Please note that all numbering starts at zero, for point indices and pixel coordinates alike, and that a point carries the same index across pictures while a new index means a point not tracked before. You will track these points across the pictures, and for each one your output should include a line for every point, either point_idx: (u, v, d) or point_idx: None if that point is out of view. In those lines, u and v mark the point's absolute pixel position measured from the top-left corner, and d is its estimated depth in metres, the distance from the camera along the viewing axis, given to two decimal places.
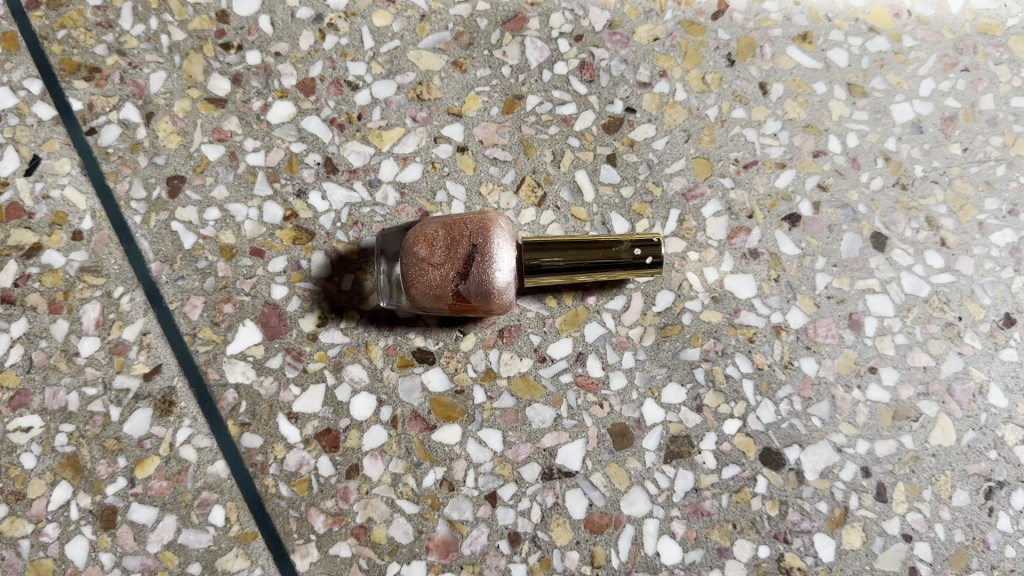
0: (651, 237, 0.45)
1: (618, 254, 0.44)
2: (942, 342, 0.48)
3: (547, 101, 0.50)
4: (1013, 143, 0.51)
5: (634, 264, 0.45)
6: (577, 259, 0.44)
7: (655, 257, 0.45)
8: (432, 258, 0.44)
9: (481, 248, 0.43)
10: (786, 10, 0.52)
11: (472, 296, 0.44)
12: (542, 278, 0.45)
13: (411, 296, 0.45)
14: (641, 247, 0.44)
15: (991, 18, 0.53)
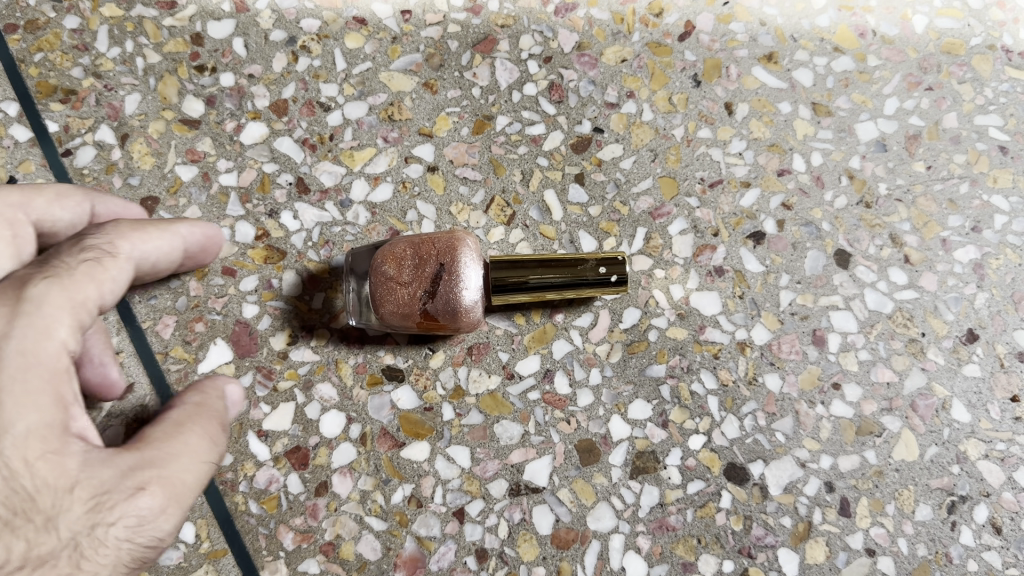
0: (617, 256, 0.46)
1: (584, 272, 0.45)
2: (905, 357, 0.48)
3: (516, 121, 0.51)
4: (976, 161, 0.52)
5: (599, 282, 0.45)
6: (543, 277, 0.44)
7: (620, 275, 0.45)
8: (400, 277, 0.44)
9: (448, 267, 0.44)
10: (752, 31, 0.53)
11: (439, 315, 0.44)
12: (512, 296, 0.45)
13: (380, 315, 0.45)
14: (605, 266, 0.45)
15: (954, 37, 0.54)
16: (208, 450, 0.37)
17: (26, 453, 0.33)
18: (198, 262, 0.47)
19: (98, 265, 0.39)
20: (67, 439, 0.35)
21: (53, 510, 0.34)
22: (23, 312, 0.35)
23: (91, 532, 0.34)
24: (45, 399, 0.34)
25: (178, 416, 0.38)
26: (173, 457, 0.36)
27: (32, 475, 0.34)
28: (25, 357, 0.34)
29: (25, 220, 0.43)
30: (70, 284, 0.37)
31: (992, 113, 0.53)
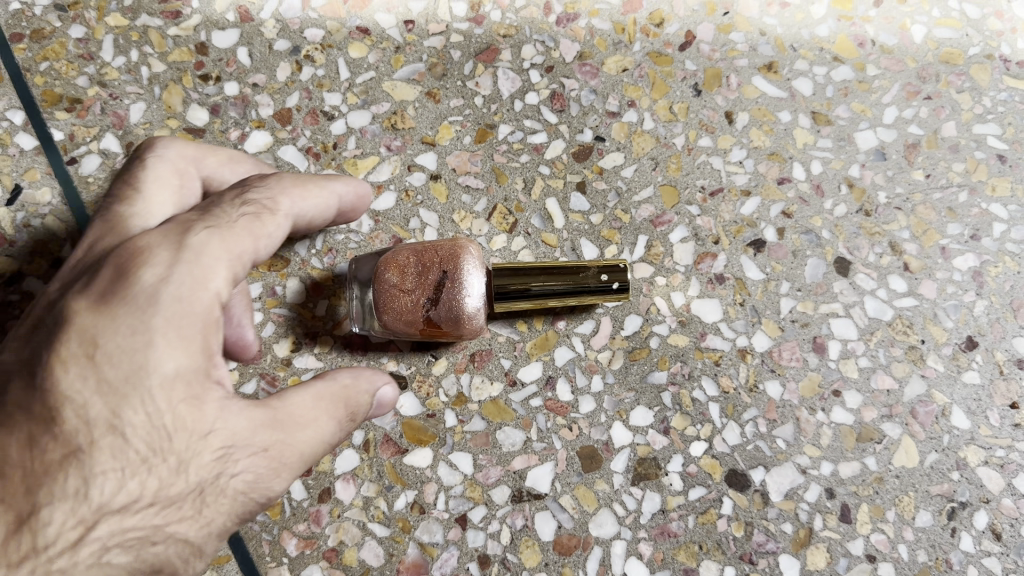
0: (619, 262, 0.45)
1: (586, 280, 0.45)
2: (905, 364, 0.49)
3: (518, 130, 0.52)
4: (975, 169, 0.52)
5: (601, 289, 0.45)
6: (546, 285, 0.45)
7: (621, 283, 0.45)
8: (404, 284, 0.44)
9: (451, 275, 0.44)
10: (752, 40, 0.53)
11: (442, 322, 0.45)
12: (514, 304, 0.46)
13: (382, 323, 0.45)
14: (606, 273, 0.45)
15: (953, 47, 0.54)
16: (332, 431, 0.39)
17: (178, 393, 0.35)
18: (348, 218, 0.48)
19: (257, 225, 0.40)
20: (213, 389, 0.36)
21: (189, 454, 0.35)
22: (184, 258, 0.36)
23: (215, 481, 0.35)
24: (200, 344, 0.36)
25: (318, 388, 0.39)
26: (300, 424, 0.38)
27: (179, 417, 0.35)
28: (186, 302, 0.35)
29: (194, 173, 0.47)
30: (230, 235, 0.38)
31: (990, 121, 0.53)
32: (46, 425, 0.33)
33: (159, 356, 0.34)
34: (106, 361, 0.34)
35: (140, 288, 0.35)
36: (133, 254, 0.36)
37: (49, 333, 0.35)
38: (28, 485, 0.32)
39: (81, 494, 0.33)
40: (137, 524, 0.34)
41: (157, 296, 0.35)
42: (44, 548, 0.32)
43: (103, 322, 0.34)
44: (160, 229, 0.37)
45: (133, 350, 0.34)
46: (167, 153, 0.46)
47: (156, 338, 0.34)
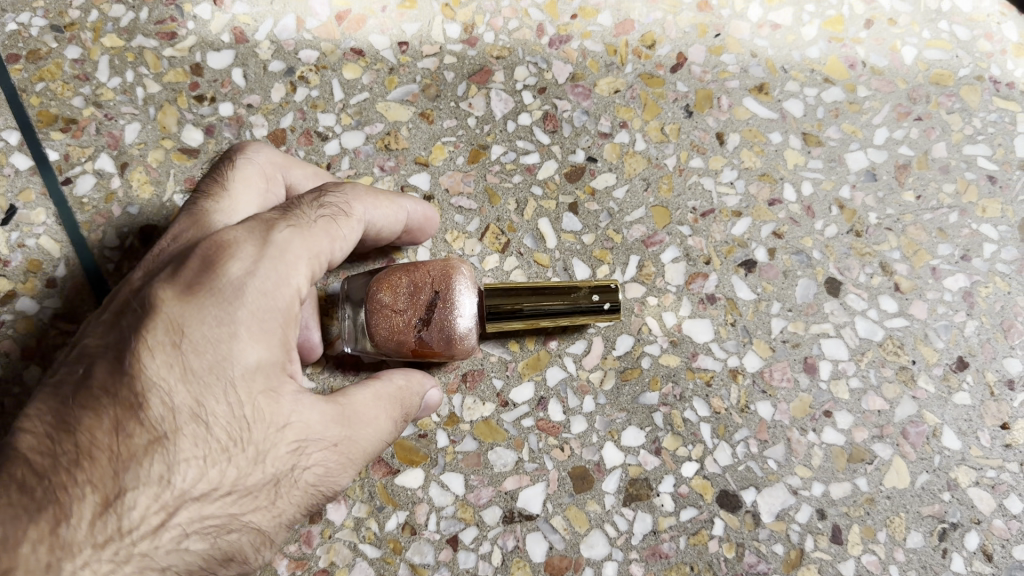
0: (611, 283, 0.45)
1: (579, 299, 0.45)
2: (896, 385, 0.49)
3: (511, 150, 0.52)
4: (966, 190, 0.52)
5: (592, 309, 0.45)
6: (537, 306, 0.45)
7: (612, 302, 0.45)
8: (395, 304, 0.44)
9: (443, 295, 0.44)
10: (743, 62, 0.54)
11: (433, 343, 0.45)
12: (505, 324, 0.46)
13: (374, 343, 0.45)
14: (597, 294, 0.45)
15: (943, 68, 0.55)
16: (388, 430, 0.41)
17: (258, 384, 0.37)
18: (419, 235, 0.49)
19: (332, 224, 0.42)
20: (286, 381, 0.38)
21: (265, 444, 0.36)
22: (268, 255, 0.38)
23: (290, 473, 0.37)
24: (278, 338, 0.38)
25: (376, 388, 0.41)
26: (361, 420, 0.40)
27: (258, 408, 0.36)
28: (270, 297, 0.37)
29: (278, 179, 0.48)
30: (311, 235, 0.40)
31: (980, 142, 0.54)
32: (134, 410, 0.34)
33: (243, 348, 0.36)
34: (193, 350, 0.36)
35: (227, 281, 0.37)
36: (219, 247, 0.38)
37: (134, 319, 0.36)
38: (116, 468, 0.33)
39: (167, 479, 0.34)
40: (216, 512, 0.35)
41: (242, 290, 0.37)
42: (128, 532, 0.33)
43: (192, 313, 0.36)
44: (244, 224, 0.39)
45: (218, 341, 0.36)
46: (257, 157, 0.48)
47: (240, 330, 0.36)
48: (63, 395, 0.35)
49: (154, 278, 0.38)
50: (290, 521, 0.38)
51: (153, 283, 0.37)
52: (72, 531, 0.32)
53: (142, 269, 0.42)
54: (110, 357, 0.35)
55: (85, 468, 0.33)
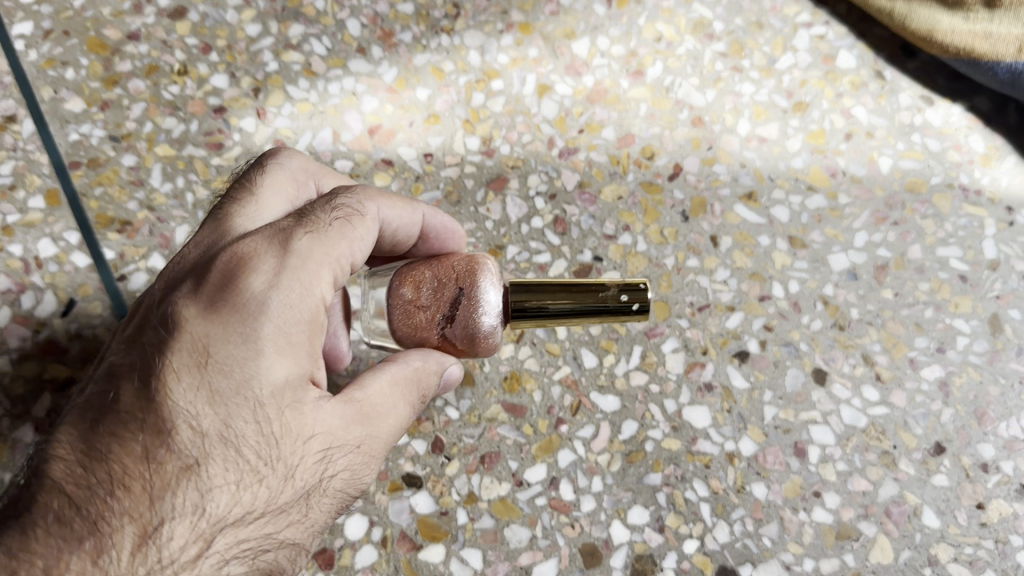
0: (640, 283, 0.49)
1: (607, 300, 0.48)
2: (879, 468, 0.53)
3: (524, 250, 0.57)
4: (939, 288, 0.57)
5: (621, 309, 0.48)
6: (565, 303, 0.49)
7: (640, 304, 0.48)
8: (419, 300, 0.48)
9: (466, 292, 0.48)
10: (733, 172, 0.60)
11: (458, 341, 0.48)
12: (531, 320, 0.49)
13: (397, 335, 0.49)
14: (627, 293, 0.48)
15: (916, 177, 0.60)
16: (404, 420, 0.43)
17: (280, 400, 0.38)
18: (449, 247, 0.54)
19: (351, 227, 0.44)
20: (310, 391, 0.39)
21: (294, 458, 0.38)
22: (290, 266, 0.39)
23: (317, 484, 0.39)
24: (302, 351, 0.39)
25: (392, 373, 0.43)
26: (380, 416, 0.42)
27: (283, 421, 0.38)
28: (288, 309, 0.38)
29: (312, 182, 0.51)
30: (327, 241, 0.41)
31: (952, 245, 0.59)
32: (163, 438, 0.35)
33: (268, 366, 0.37)
34: (218, 371, 0.37)
35: (247, 298, 0.38)
36: (240, 262, 0.39)
37: (160, 339, 0.37)
38: (150, 497, 0.34)
39: (201, 504, 0.35)
40: (251, 533, 0.37)
41: (263, 306, 0.38)
42: (168, 562, 0.34)
43: (215, 331, 0.37)
44: (261, 236, 0.40)
45: (243, 360, 0.37)
46: (289, 162, 0.50)
47: (265, 348, 0.37)
48: (92, 424, 0.36)
49: (176, 295, 0.39)
50: (321, 527, 0.40)
51: (176, 297, 0.38)
52: (113, 563, 0.33)
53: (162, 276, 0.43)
54: (136, 383, 0.37)
55: (122, 498, 0.34)
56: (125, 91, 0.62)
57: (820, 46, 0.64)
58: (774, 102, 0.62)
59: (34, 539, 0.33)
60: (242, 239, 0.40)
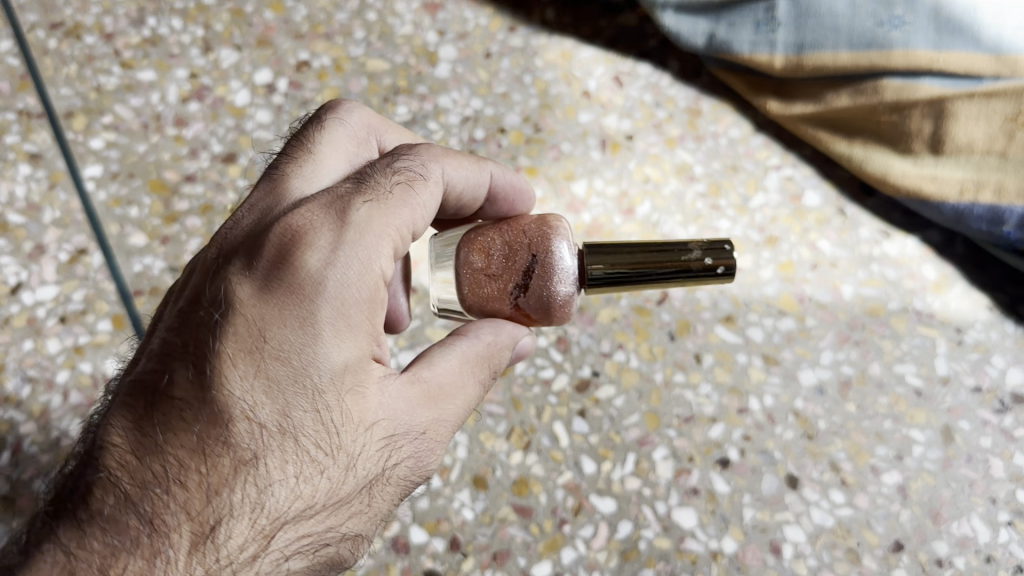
0: (722, 248, 0.56)
1: (698, 262, 0.55)
2: (846, 563, 0.60)
3: (531, 366, 0.66)
4: (897, 402, 0.65)
5: (705, 272, 0.56)
6: (652, 268, 0.56)
7: (725, 267, 0.55)
8: (492, 268, 0.56)
9: (537, 261, 0.55)
10: (713, 298, 0.69)
11: (530, 308, 0.56)
12: (617, 283, 0.57)
13: (473, 297, 0.57)
14: (710, 259, 0.55)
15: (876, 301, 0.69)
16: (468, 398, 0.50)
17: (334, 382, 0.44)
18: (514, 207, 0.63)
19: (404, 193, 0.50)
20: (365, 374, 0.45)
21: (355, 448, 0.44)
22: (346, 246, 0.45)
23: (382, 473, 0.46)
24: (358, 332, 0.45)
25: (462, 353, 0.50)
26: (448, 396, 0.48)
27: (343, 402, 0.44)
28: (342, 285, 0.45)
29: (372, 139, 0.59)
30: (383, 212, 0.48)
31: (908, 362, 0.67)
32: (220, 429, 0.42)
33: (325, 350, 0.44)
34: (276, 359, 0.43)
35: (305, 276, 0.44)
36: (299, 242, 0.45)
37: (221, 318, 0.44)
38: (208, 494, 0.41)
39: (260, 500, 0.42)
40: (315, 525, 0.43)
41: (320, 282, 0.44)
42: (227, 556, 0.41)
43: (271, 316, 0.44)
44: (320, 212, 0.46)
45: (302, 348, 0.43)
46: (349, 119, 0.57)
47: (322, 332, 0.44)
48: (146, 409, 0.44)
49: (232, 274, 0.45)
50: (383, 512, 0.47)
51: (233, 276, 0.45)
52: (172, 558, 0.41)
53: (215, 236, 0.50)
54: (190, 371, 0.44)
55: (181, 494, 0.41)
56: (183, 227, 0.71)
57: (788, 186, 0.74)
58: (749, 236, 0.71)
59: (93, 538, 0.41)
60: (300, 213, 0.46)
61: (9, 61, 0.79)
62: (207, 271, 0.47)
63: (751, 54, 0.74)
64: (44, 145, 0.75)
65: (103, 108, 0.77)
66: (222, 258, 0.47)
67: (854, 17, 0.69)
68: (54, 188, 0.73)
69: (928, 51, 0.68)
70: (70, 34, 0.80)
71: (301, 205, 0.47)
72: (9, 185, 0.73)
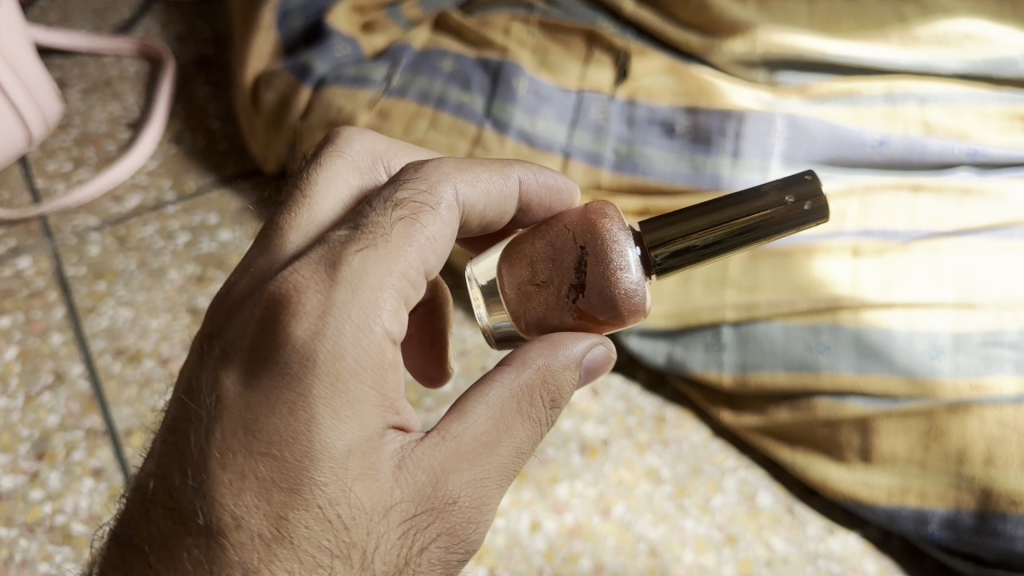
0: (811, 188, 0.66)
1: (783, 204, 0.66)
2: None
3: None
4: None
5: (801, 213, 0.66)
6: (745, 218, 0.67)
7: (819, 207, 0.65)
8: (548, 277, 0.69)
9: (586, 250, 0.67)
10: None
11: (589, 302, 0.67)
12: (716, 238, 0.68)
13: (539, 305, 0.70)
14: (802, 200, 0.65)
15: None
16: (516, 450, 0.59)
17: (334, 469, 0.53)
18: (549, 206, 0.77)
19: (401, 240, 0.61)
20: (366, 460, 0.54)
21: (366, 542, 0.53)
22: (335, 325, 0.55)
23: (409, 558, 0.54)
24: (358, 408, 0.54)
25: (506, 408, 0.59)
26: (485, 452, 0.57)
27: (352, 488, 0.53)
28: (331, 354, 0.54)
29: (380, 163, 0.72)
30: (378, 266, 0.58)
31: None
32: (220, 544, 0.52)
33: (321, 435, 0.53)
34: (269, 460, 0.52)
35: (296, 348, 0.54)
36: (288, 326, 0.55)
37: (217, 413, 0.54)
38: None
39: None
40: None
41: (310, 356, 0.54)
42: None
43: (264, 410, 0.53)
44: (310, 283, 0.56)
45: (296, 444, 0.53)
46: (349, 153, 0.70)
47: (316, 415, 0.53)
48: (153, 522, 0.54)
49: (225, 368, 0.55)
50: None
51: (226, 371, 0.55)
52: None
53: (216, 305, 0.61)
54: (185, 478, 0.54)
55: None
56: None
57: (744, 487, 0.87)
58: (711, 535, 0.83)
59: None
60: (288, 288, 0.56)
61: (79, 384, 0.93)
62: (202, 359, 0.58)
63: (703, 371, 0.88)
64: (106, 460, 0.88)
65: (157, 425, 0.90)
66: (218, 343, 0.57)
67: (787, 343, 0.85)
68: (113, 500, 0.85)
69: (851, 373, 0.82)
70: (132, 359, 0.95)
71: (288, 279, 0.57)
72: (75, 497, 0.85)
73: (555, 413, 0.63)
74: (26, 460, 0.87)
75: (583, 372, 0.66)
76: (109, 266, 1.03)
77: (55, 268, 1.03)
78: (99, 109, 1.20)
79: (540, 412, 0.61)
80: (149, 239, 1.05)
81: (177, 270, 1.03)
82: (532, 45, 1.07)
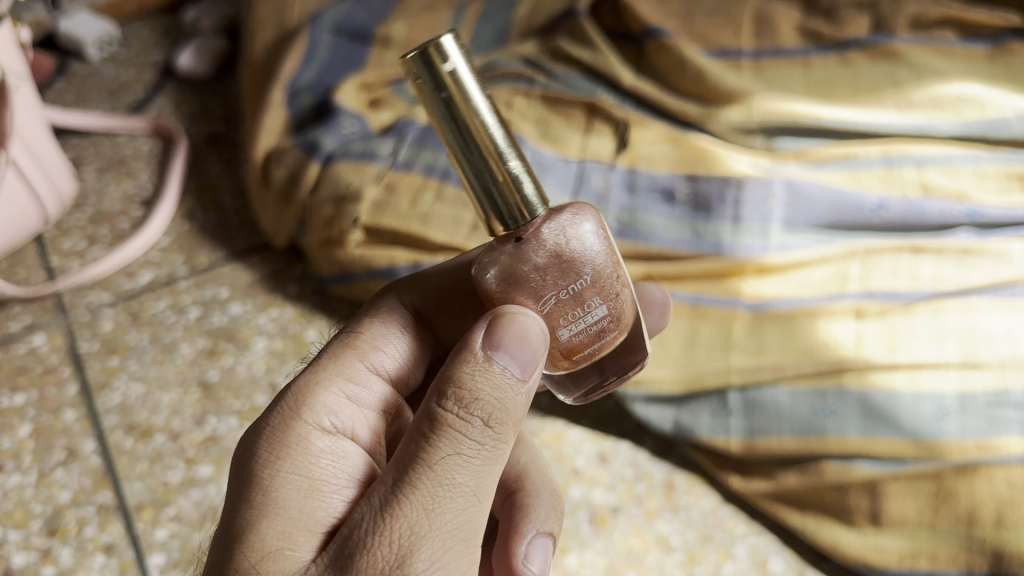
0: (416, 58, 0.60)
1: (434, 103, 0.62)
2: None
3: None
4: None
5: (434, 71, 0.60)
6: (449, 126, 0.62)
7: (424, 53, 0.60)
8: None
9: None
10: None
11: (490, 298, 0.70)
12: (474, 151, 0.63)
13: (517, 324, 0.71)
14: (424, 69, 0.60)
15: None
16: (426, 468, 0.54)
17: (247, 551, 0.54)
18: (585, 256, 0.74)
19: (329, 363, 0.69)
20: (285, 541, 0.54)
21: None
22: (256, 437, 0.61)
23: None
24: (275, 494, 0.57)
25: (409, 438, 0.56)
26: (394, 488, 0.54)
27: (263, 567, 0.53)
28: (248, 457, 0.60)
29: None
30: (303, 386, 0.66)
31: None
32: None
33: (236, 527, 0.55)
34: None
35: (230, 473, 0.60)
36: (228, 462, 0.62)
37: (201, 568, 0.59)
38: None
39: None
40: None
41: (237, 470, 0.60)
42: None
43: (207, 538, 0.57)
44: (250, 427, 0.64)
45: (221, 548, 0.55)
46: None
47: (234, 514, 0.56)
48: None
49: None
50: None
51: None
52: None
53: None
54: None
55: None
56: None
57: (755, 554, 0.86)
58: None
59: None
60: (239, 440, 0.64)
61: (91, 460, 0.94)
62: None
63: (709, 436, 0.88)
64: (118, 536, 0.88)
65: (167, 500, 0.91)
66: None
67: (794, 408, 0.85)
68: None
69: (858, 437, 0.82)
70: (144, 434, 0.96)
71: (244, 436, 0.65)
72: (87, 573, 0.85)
73: (480, 408, 0.56)
74: (39, 537, 0.87)
75: (507, 349, 0.58)
76: (121, 341, 1.05)
77: (68, 345, 1.04)
78: (113, 187, 1.23)
79: (450, 416, 0.55)
80: (162, 315, 1.07)
81: (189, 344, 1.04)
82: (535, 117, 1.11)
